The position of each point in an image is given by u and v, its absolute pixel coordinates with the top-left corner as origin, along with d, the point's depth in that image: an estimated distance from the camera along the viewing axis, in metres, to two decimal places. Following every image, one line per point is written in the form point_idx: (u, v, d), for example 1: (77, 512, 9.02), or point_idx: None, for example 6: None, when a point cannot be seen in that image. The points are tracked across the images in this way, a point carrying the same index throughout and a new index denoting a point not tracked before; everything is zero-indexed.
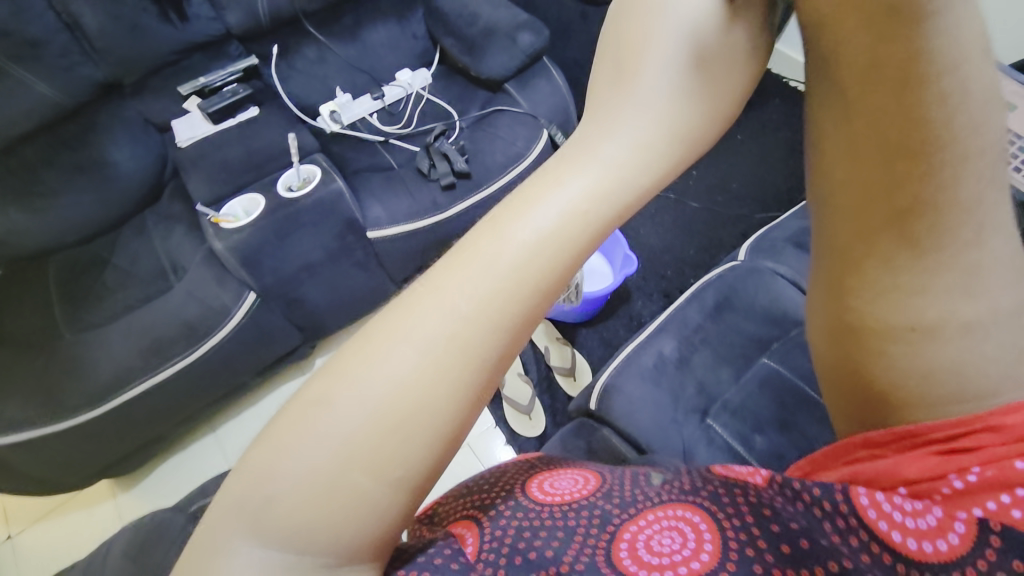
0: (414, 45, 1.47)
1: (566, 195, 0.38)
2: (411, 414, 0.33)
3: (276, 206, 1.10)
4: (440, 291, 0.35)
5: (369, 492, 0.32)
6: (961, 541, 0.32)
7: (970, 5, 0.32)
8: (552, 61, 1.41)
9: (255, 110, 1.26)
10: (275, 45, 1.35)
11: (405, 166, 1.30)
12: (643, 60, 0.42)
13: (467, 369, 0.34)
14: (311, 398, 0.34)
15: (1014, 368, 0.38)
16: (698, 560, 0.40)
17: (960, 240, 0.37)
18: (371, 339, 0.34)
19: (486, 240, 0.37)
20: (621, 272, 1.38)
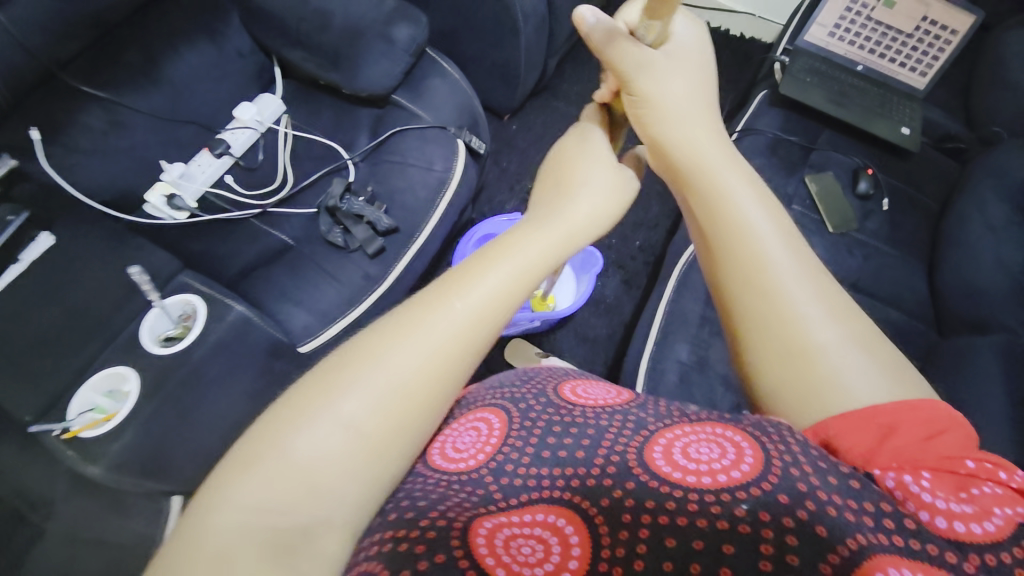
0: (244, 67, 1.07)
1: (528, 249, 0.57)
2: (419, 403, 0.48)
3: (159, 376, 0.77)
4: (449, 309, 0.51)
5: (379, 441, 0.46)
6: (999, 528, 0.40)
7: (684, 126, 0.66)
8: (437, 51, 1.13)
9: (51, 237, 0.83)
10: (35, 128, 0.87)
11: (305, 240, 0.99)
12: (568, 165, 0.73)
13: (462, 363, 0.51)
14: (347, 369, 0.48)
15: (852, 364, 0.52)
16: (739, 468, 0.46)
17: (742, 246, 0.59)
18: (394, 331, 0.50)
19: (476, 271, 0.54)
20: (589, 279, 1.31)
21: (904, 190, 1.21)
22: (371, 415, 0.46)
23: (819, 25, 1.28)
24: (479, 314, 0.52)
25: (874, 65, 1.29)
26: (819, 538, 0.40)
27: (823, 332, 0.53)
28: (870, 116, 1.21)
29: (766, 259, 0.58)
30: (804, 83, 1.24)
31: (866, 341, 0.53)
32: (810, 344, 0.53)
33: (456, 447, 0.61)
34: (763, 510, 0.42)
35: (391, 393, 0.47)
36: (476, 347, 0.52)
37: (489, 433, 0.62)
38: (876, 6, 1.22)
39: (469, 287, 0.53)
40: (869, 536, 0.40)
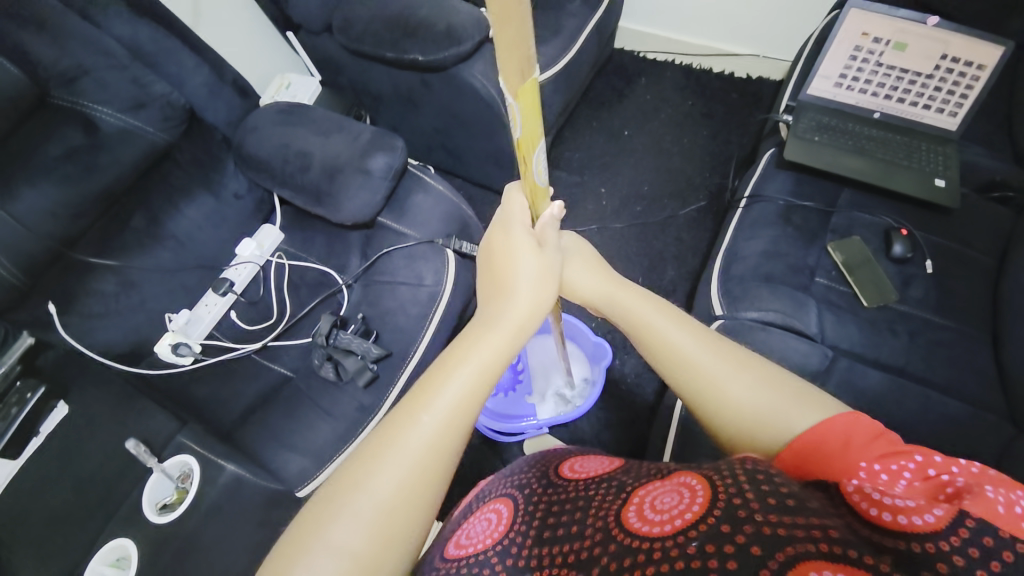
0: (242, 207, 1.15)
1: (481, 350, 0.53)
2: (409, 513, 0.46)
3: (154, 546, 0.78)
4: (419, 421, 0.48)
5: (375, 551, 0.45)
6: (938, 518, 0.38)
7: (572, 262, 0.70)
8: (420, 165, 1.16)
9: (66, 406, 0.86)
10: (52, 302, 0.95)
11: (302, 372, 1.01)
12: (496, 259, 0.62)
13: (442, 466, 0.48)
14: (321, 500, 0.47)
15: (777, 407, 0.54)
16: (692, 510, 0.42)
17: (657, 345, 0.62)
18: (364, 462, 0.47)
19: (435, 382, 0.51)
20: (599, 370, 1.21)
21: (948, 248, 1.08)
22: (364, 539, 0.44)
23: (823, 77, 1.21)
24: (449, 419, 0.49)
25: (893, 110, 1.20)
26: (754, 557, 0.35)
27: (738, 383, 0.56)
28: (889, 170, 1.14)
29: (679, 351, 0.61)
30: (812, 143, 1.18)
31: (778, 386, 0.56)
32: (746, 413, 0.55)
33: (467, 537, 0.54)
34: (712, 544, 0.37)
35: (381, 517, 0.45)
36: (454, 443, 0.49)
37: (499, 520, 0.53)
38: (885, 51, 1.12)
39: (425, 410, 0.49)
40: (798, 546, 0.35)
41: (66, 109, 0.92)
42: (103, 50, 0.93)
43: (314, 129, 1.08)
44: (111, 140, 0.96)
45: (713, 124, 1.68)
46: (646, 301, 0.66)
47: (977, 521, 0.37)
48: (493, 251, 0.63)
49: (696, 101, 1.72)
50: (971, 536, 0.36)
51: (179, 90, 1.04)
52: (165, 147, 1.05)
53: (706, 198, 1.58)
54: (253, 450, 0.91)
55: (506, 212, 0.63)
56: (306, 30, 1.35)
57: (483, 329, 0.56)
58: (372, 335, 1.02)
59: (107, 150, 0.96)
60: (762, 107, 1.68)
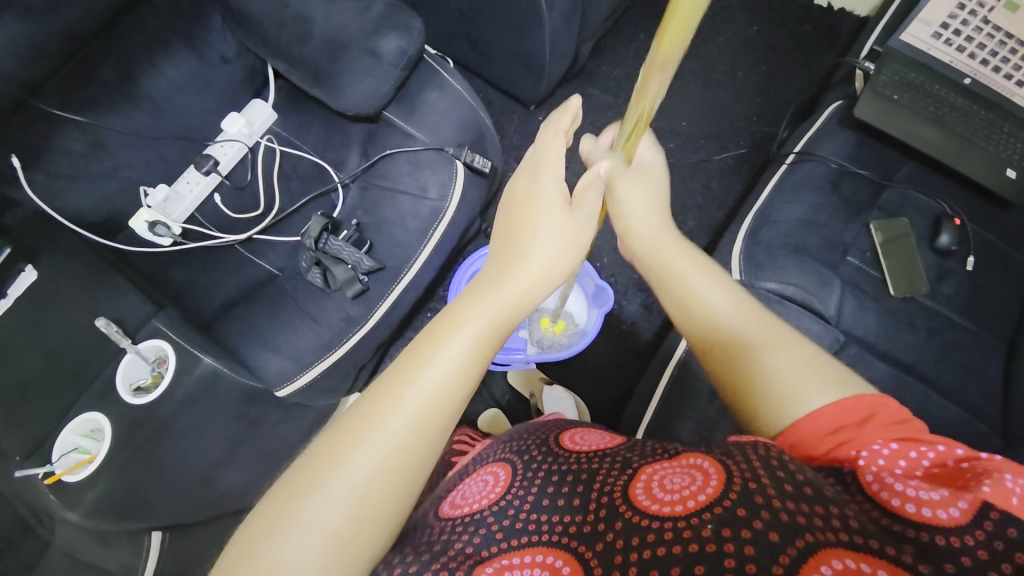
0: (230, 76, 1.00)
1: (480, 318, 0.47)
2: (391, 494, 0.41)
3: (130, 424, 0.78)
4: (404, 399, 0.42)
5: (355, 528, 0.40)
6: (961, 512, 0.35)
7: (626, 204, 0.64)
8: (437, 55, 1.00)
9: (33, 272, 0.82)
10: (15, 155, 0.86)
11: (288, 273, 0.96)
12: (530, 182, 0.58)
13: (428, 449, 0.43)
14: (295, 476, 0.41)
15: (803, 375, 0.49)
16: (705, 492, 0.39)
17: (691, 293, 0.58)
18: (342, 436, 0.41)
19: (425, 354, 0.44)
20: (598, 314, 1.18)
21: (996, 246, 0.99)
22: (340, 517, 0.39)
23: (922, 23, 1.04)
24: (438, 394, 0.43)
25: (985, 78, 1.03)
26: (774, 545, 0.33)
27: (776, 358, 0.51)
28: (963, 147, 1.00)
29: (711, 305, 0.56)
30: (888, 102, 1.02)
31: (806, 359, 0.51)
32: (766, 372, 0.51)
33: (463, 497, 0.51)
34: (727, 527, 0.35)
35: (359, 495, 0.40)
36: (444, 420, 0.43)
37: (495, 483, 0.50)
38: (995, 8, 1.02)
39: (409, 385, 0.43)
40: (817, 534, 0.33)
41: None
42: None
43: None
44: None
45: (775, 60, 1.47)
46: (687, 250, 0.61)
47: (1003, 513, 0.34)
48: (516, 199, 0.58)
49: (763, 27, 1.48)
50: (993, 530, 0.33)
51: None
52: None
53: (747, 146, 1.43)
54: (232, 344, 0.89)
55: (539, 153, 0.58)
56: None
57: (485, 292, 0.49)
58: (366, 245, 0.95)
59: None
60: (836, 48, 1.46)
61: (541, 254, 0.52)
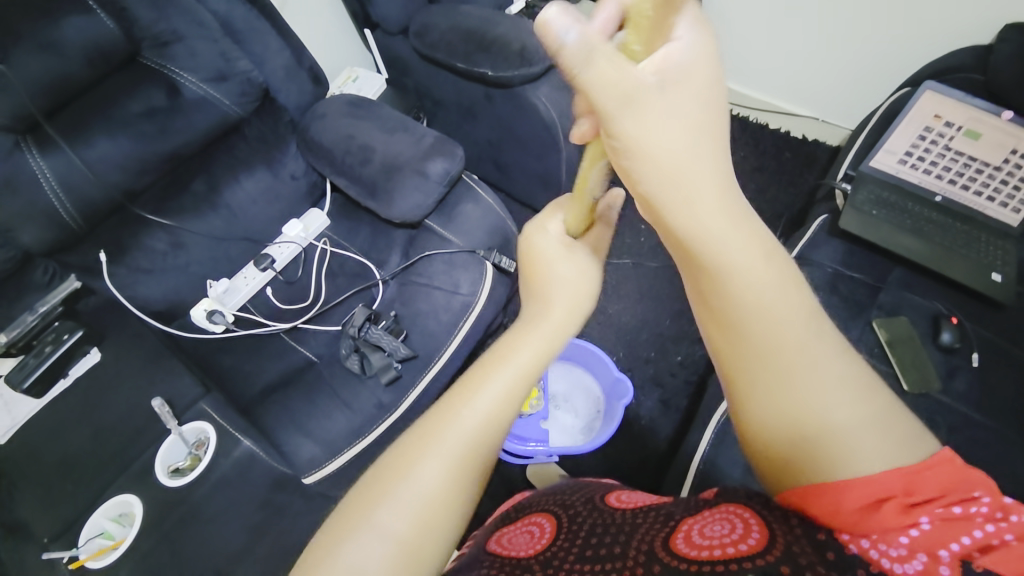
0: (296, 189, 1.17)
1: (522, 351, 0.52)
2: (451, 506, 0.46)
3: (160, 508, 0.78)
4: (454, 422, 0.48)
5: (420, 531, 0.44)
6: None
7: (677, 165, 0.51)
8: (473, 175, 1.17)
9: (98, 353, 0.88)
10: (103, 251, 0.98)
11: (327, 360, 1.02)
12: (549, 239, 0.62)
13: (483, 458, 0.48)
14: (365, 496, 0.45)
15: (858, 403, 0.43)
16: (746, 543, 0.42)
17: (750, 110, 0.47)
18: (401, 459, 0.47)
19: (463, 400, 0.49)
20: (620, 407, 1.17)
21: (997, 344, 1.06)
22: (410, 525, 0.44)
23: (887, 151, 1.21)
24: (495, 416, 0.49)
25: (954, 196, 1.17)
26: None
27: (814, 370, 0.43)
28: (947, 255, 1.12)
29: (811, 376, 0.43)
30: (870, 216, 1.16)
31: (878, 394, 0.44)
32: (837, 396, 0.43)
33: (511, 544, 0.58)
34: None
35: (425, 507, 0.45)
36: (492, 437, 0.49)
37: (542, 533, 0.57)
38: (955, 136, 1.17)
39: (458, 411, 0.48)
40: None
41: (153, 69, 0.96)
42: (196, 19, 0.96)
43: (380, 126, 1.11)
44: (188, 106, 1.00)
45: (762, 179, 1.67)
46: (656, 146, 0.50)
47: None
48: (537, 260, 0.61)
49: (747, 154, 1.71)
50: None
51: (259, 68, 1.07)
52: (236, 120, 1.07)
53: None
54: (268, 429, 0.92)
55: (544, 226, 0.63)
56: (383, 29, 1.39)
57: (524, 327, 0.55)
58: (402, 334, 1.02)
59: (183, 114, 0.99)
60: (815, 170, 1.67)
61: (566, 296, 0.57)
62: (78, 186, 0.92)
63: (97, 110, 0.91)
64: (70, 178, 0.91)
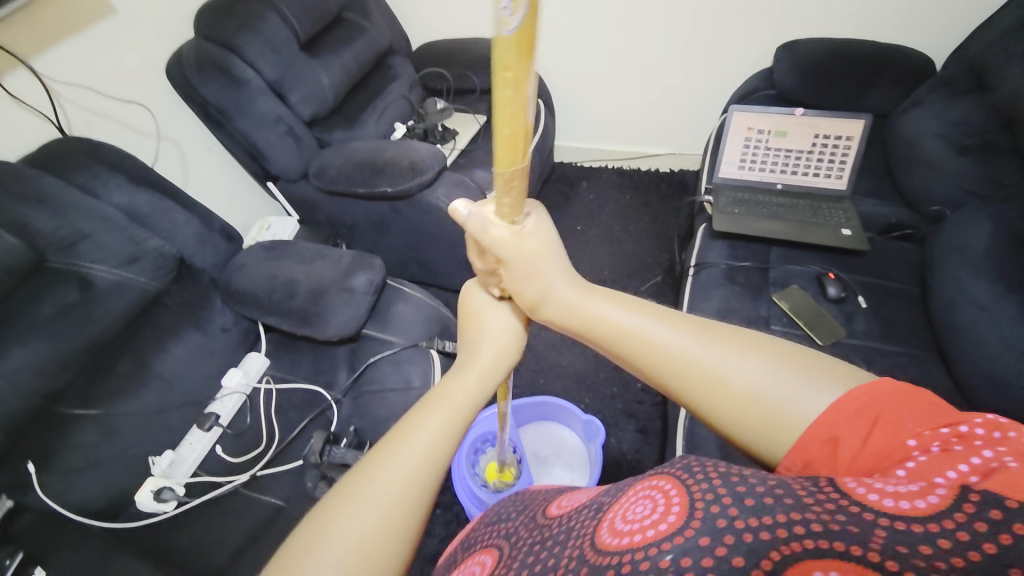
0: (228, 340, 1.19)
1: (454, 392, 0.58)
2: (388, 550, 0.46)
3: None
4: (389, 466, 0.49)
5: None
6: (938, 499, 0.34)
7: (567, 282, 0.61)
8: (398, 278, 1.26)
9: (44, 571, 0.80)
10: (31, 462, 0.90)
11: (296, 499, 0.98)
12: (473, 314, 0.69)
13: (418, 500, 0.49)
14: (301, 547, 0.45)
15: (793, 389, 0.50)
16: (665, 521, 0.39)
17: (525, 242, 0.58)
18: (332, 506, 0.47)
19: (396, 444, 0.51)
20: (597, 448, 1.19)
21: (873, 283, 1.26)
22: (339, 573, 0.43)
23: (727, 163, 1.47)
24: (426, 455, 0.51)
25: (791, 181, 1.44)
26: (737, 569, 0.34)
27: (747, 371, 0.51)
28: (805, 228, 1.33)
29: (774, 406, 0.49)
30: (735, 214, 1.38)
31: (780, 356, 0.52)
32: (788, 417, 0.49)
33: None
34: (685, 556, 0.35)
35: (360, 550, 0.45)
36: (429, 480, 0.50)
37: (483, 568, 0.54)
38: (770, 138, 1.42)
39: (394, 448, 0.51)
40: (785, 550, 0.34)
41: (61, 271, 0.96)
42: (101, 216, 1.03)
43: (298, 260, 1.19)
44: (104, 293, 1.01)
45: (652, 211, 1.91)
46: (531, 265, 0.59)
47: (982, 495, 0.32)
48: (469, 334, 0.68)
49: (633, 195, 1.97)
50: (973, 513, 0.32)
51: (169, 242, 1.14)
52: (155, 292, 1.10)
53: (661, 273, 1.73)
54: None
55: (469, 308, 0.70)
56: (284, 179, 1.54)
57: (456, 374, 0.61)
58: (366, 445, 1.02)
59: (100, 303, 1.00)
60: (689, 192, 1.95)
61: (490, 343, 0.65)
62: None
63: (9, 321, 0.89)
64: None
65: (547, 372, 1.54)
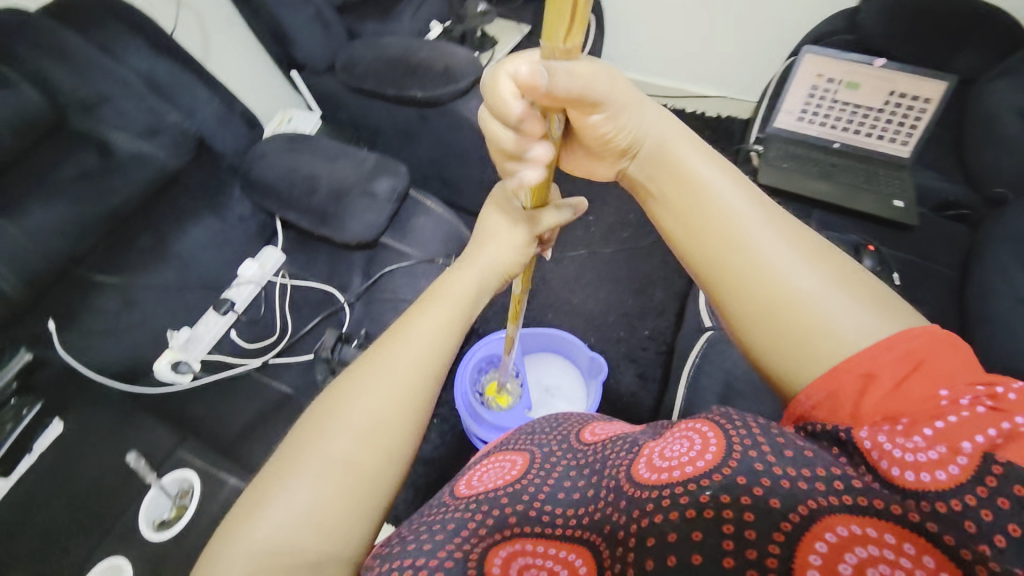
0: (246, 229, 1.18)
1: (455, 293, 0.61)
2: (392, 435, 0.50)
3: (151, 565, 0.75)
4: (393, 359, 0.53)
5: (363, 456, 0.48)
6: (959, 471, 0.37)
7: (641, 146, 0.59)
8: (420, 190, 1.22)
9: (61, 423, 0.85)
10: (53, 319, 0.93)
11: (304, 389, 1.02)
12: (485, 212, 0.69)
13: (422, 391, 0.53)
14: (315, 427, 0.49)
15: (850, 310, 0.47)
16: (704, 459, 0.45)
17: (618, 81, 0.54)
18: (343, 393, 0.51)
19: (400, 339, 0.55)
20: (597, 385, 1.22)
21: (911, 262, 1.20)
22: (354, 450, 0.48)
23: (787, 112, 1.35)
24: (426, 348, 0.55)
25: (850, 141, 1.33)
26: (775, 513, 0.39)
27: (803, 279, 0.50)
28: (854, 193, 1.26)
29: (814, 315, 0.48)
30: (782, 169, 1.30)
31: (848, 278, 0.50)
32: (831, 329, 0.47)
33: (477, 480, 0.58)
34: (725, 493, 0.41)
35: (369, 430, 0.49)
36: (431, 372, 0.54)
37: (512, 467, 0.58)
38: (839, 89, 1.29)
39: (397, 342, 0.54)
40: (820, 503, 0.39)
41: (82, 134, 0.93)
42: (119, 80, 0.98)
43: (321, 156, 1.14)
44: (125, 164, 0.99)
45: None
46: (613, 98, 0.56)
47: (1005, 466, 0.36)
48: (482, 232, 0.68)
49: None
50: (993, 489, 0.35)
51: (190, 119, 1.09)
52: (175, 170, 1.07)
53: None
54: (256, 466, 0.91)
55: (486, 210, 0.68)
56: (310, 69, 1.44)
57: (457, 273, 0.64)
58: None
59: (119, 173, 0.98)
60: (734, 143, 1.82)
61: (492, 255, 0.65)
62: (17, 254, 0.86)
63: (31, 178, 0.88)
64: (8, 249, 0.85)
65: (557, 307, 1.54)
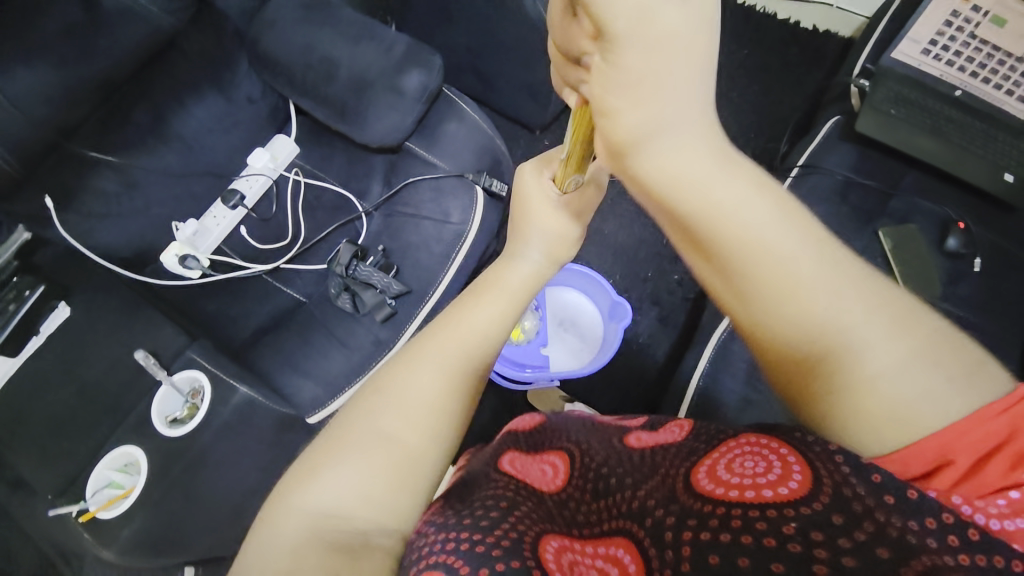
0: (255, 112, 1.04)
1: (514, 281, 0.60)
2: (448, 416, 0.50)
3: (166, 458, 0.77)
4: (450, 337, 0.54)
5: (425, 433, 0.49)
6: None
7: (680, 170, 0.48)
8: (456, 87, 1.03)
9: (67, 308, 0.83)
10: (49, 197, 0.86)
11: (316, 300, 0.98)
12: (536, 179, 0.63)
13: (475, 373, 0.54)
14: (373, 400, 0.50)
15: (922, 386, 0.43)
16: (787, 486, 0.41)
17: (648, 44, 0.39)
18: (401, 367, 0.52)
19: (457, 323, 0.55)
20: (617, 330, 1.18)
21: (1000, 247, 1.05)
22: (406, 432, 0.48)
23: (911, 41, 1.11)
24: (481, 332, 0.55)
25: (975, 90, 1.08)
26: (881, 560, 0.34)
27: (877, 351, 0.45)
28: (964, 156, 1.05)
29: (884, 395, 0.44)
30: (887, 116, 1.08)
31: (938, 350, 0.44)
32: (898, 409, 0.43)
33: (521, 467, 0.55)
34: (815, 529, 0.37)
35: (421, 415, 0.49)
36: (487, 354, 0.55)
37: (558, 473, 0.55)
38: (981, 23, 1.09)
39: (458, 321, 0.55)
40: (935, 557, 0.34)
41: None
42: None
43: (341, 31, 0.95)
44: (112, 19, 0.81)
45: (769, 79, 1.52)
46: (649, 100, 0.42)
47: None
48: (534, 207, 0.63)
49: (754, 51, 1.54)
50: None
51: None
52: (171, 32, 0.90)
53: None
54: (266, 372, 0.90)
55: (532, 181, 0.63)
56: None
57: (517, 255, 0.62)
58: (392, 270, 0.97)
59: (107, 31, 0.81)
60: (824, 67, 1.51)
61: (548, 233, 0.62)
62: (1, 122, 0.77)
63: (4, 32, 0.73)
64: None
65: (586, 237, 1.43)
